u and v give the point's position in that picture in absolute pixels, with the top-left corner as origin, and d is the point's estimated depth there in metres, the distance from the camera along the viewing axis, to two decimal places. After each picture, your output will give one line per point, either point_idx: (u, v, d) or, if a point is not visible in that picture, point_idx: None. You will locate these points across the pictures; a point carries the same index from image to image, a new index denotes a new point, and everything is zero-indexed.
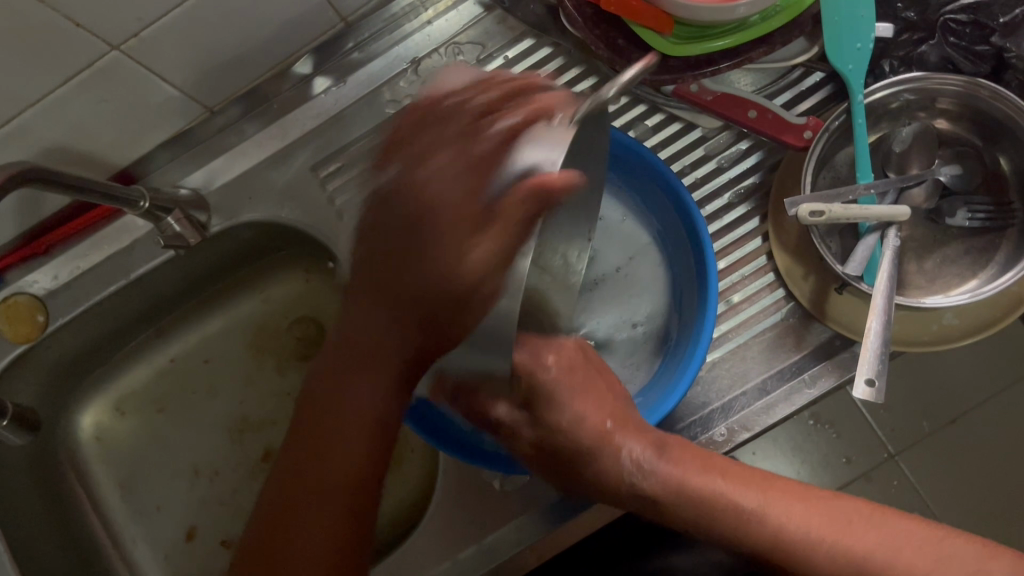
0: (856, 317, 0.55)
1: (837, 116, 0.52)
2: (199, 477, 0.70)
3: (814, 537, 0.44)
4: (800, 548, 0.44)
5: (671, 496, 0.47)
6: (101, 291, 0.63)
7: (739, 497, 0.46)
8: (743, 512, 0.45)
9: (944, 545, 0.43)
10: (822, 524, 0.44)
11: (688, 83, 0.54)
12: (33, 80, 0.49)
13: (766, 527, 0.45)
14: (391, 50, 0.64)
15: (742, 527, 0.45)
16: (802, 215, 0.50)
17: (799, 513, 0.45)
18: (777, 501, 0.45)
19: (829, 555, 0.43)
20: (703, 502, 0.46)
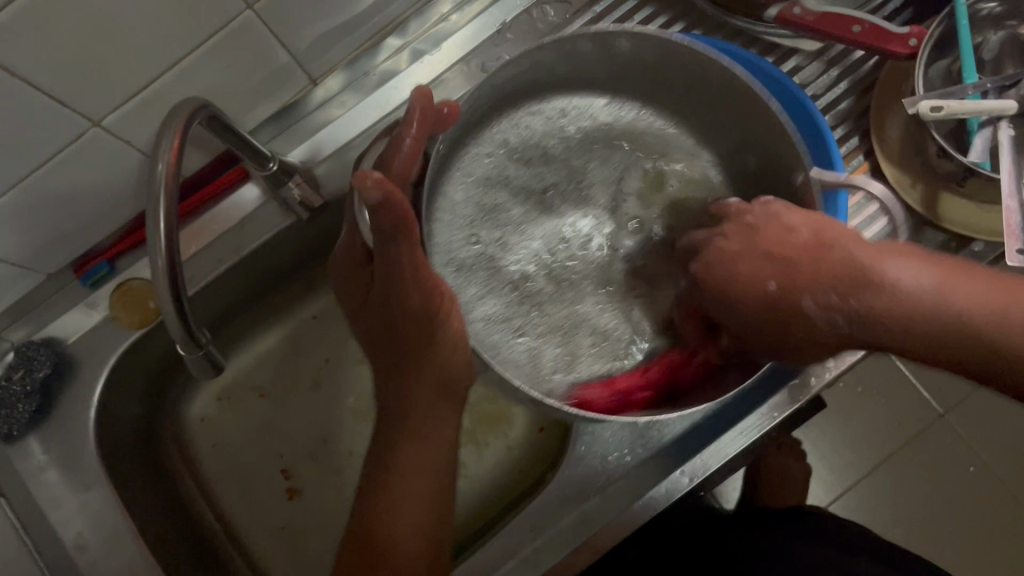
0: (969, 217, 0.57)
1: (940, 22, 0.56)
2: (308, 457, 0.71)
3: (918, 339, 0.44)
4: (919, 317, 0.43)
5: (867, 308, 0.45)
6: (215, 270, 0.63)
7: (876, 265, 0.45)
8: (849, 261, 0.46)
9: (978, 286, 0.43)
10: (953, 292, 0.43)
11: (791, 7, 0.57)
12: (177, 38, 0.50)
13: (908, 292, 0.44)
14: (481, 16, 0.66)
15: (874, 311, 0.45)
16: (922, 111, 0.53)
17: (955, 281, 0.43)
18: (928, 271, 0.44)
19: (953, 322, 0.43)
20: (835, 286, 0.46)
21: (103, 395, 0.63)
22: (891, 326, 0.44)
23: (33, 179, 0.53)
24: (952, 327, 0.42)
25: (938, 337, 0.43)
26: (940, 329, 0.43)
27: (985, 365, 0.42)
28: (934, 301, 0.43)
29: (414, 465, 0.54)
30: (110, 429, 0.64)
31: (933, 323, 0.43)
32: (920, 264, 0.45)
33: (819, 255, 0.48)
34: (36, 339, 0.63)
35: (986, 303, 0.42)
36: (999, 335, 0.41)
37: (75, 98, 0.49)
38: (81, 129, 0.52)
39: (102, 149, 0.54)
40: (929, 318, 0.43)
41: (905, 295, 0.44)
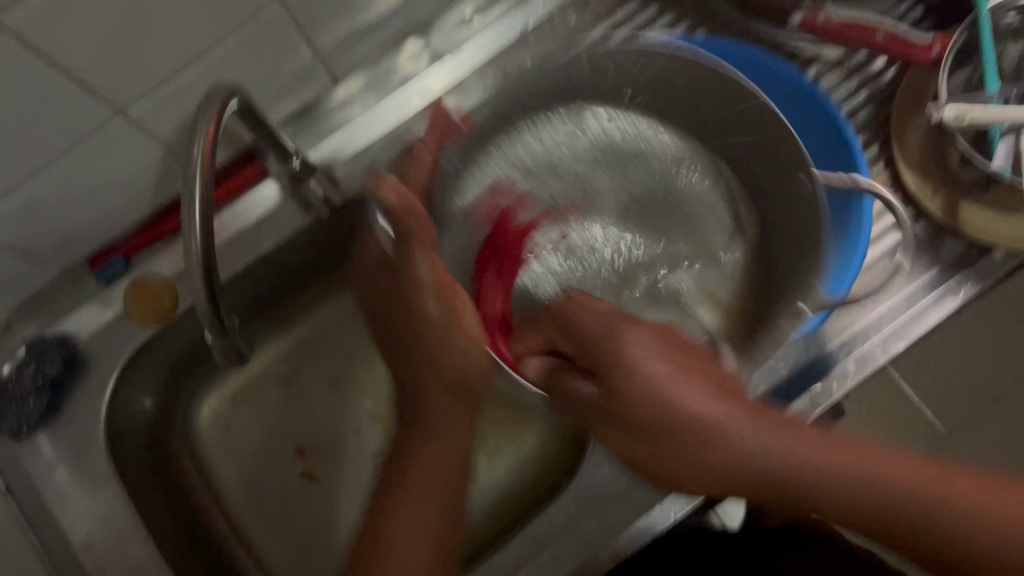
0: (991, 226, 0.57)
1: (964, 30, 0.56)
2: (319, 453, 0.71)
3: (774, 461, 0.42)
4: (817, 470, 0.42)
5: (780, 475, 0.42)
6: (232, 268, 0.63)
7: (746, 440, 0.43)
8: (689, 412, 0.43)
9: (854, 455, 0.42)
10: (819, 457, 0.42)
11: (815, 13, 0.57)
12: (206, 30, 0.50)
13: (779, 452, 0.42)
14: (502, 20, 0.66)
15: (782, 468, 0.42)
16: (946, 117, 0.53)
17: (860, 457, 0.42)
18: (791, 437, 0.43)
19: (845, 473, 0.42)
20: (722, 459, 0.43)
21: (115, 392, 0.62)
22: (781, 487, 0.42)
23: (56, 168, 0.53)
24: (836, 480, 0.42)
25: (824, 498, 0.42)
26: (855, 499, 0.41)
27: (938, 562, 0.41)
28: (782, 459, 0.42)
29: (428, 461, 0.54)
30: (120, 429, 0.63)
31: (805, 471, 0.42)
32: (808, 452, 0.42)
33: (778, 433, 0.42)
34: (49, 334, 0.62)
35: (883, 472, 0.42)
36: (866, 480, 0.41)
37: (104, 86, 0.49)
38: (106, 119, 0.51)
39: (127, 141, 0.54)
40: (830, 479, 0.42)
41: (788, 465, 0.42)
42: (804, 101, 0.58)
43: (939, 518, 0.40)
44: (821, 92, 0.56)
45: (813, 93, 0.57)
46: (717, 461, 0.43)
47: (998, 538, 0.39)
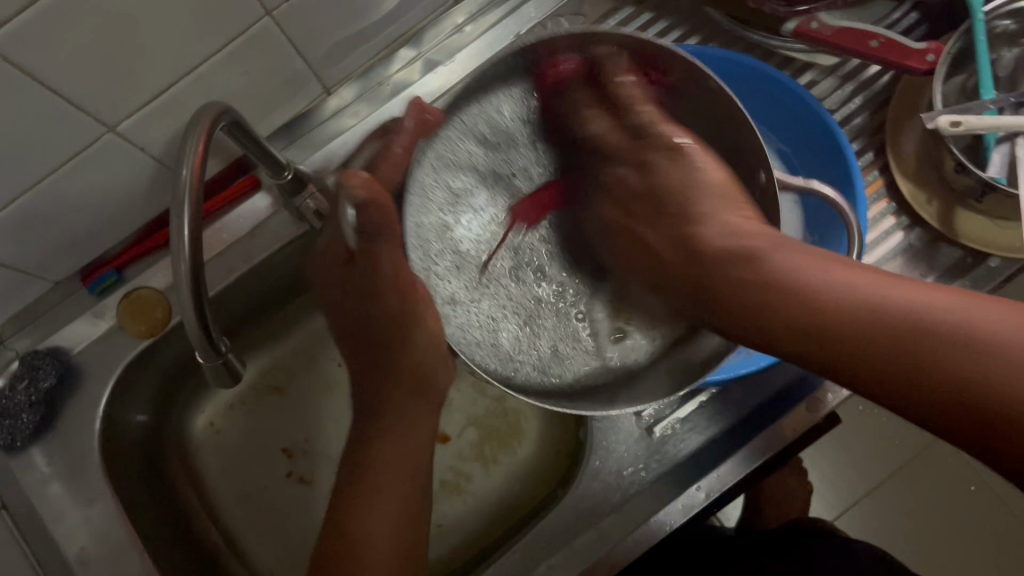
0: (984, 233, 0.57)
1: (959, 37, 0.56)
2: (308, 455, 0.72)
3: (870, 335, 0.39)
4: (871, 316, 0.39)
5: (781, 294, 0.44)
6: (226, 279, 0.62)
7: (831, 277, 0.43)
8: (827, 284, 0.42)
9: (906, 296, 0.39)
10: (907, 292, 0.39)
11: (809, 21, 0.57)
12: (195, 45, 0.50)
13: (884, 325, 0.38)
14: (495, 27, 0.66)
15: (823, 315, 0.41)
16: (942, 126, 0.53)
17: (931, 296, 0.38)
18: (923, 290, 0.39)
19: (898, 319, 0.38)
20: (812, 323, 0.42)
21: (108, 406, 0.62)
22: (851, 357, 0.39)
23: (46, 185, 0.52)
24: (903, 332, 0.38)
25: (851, 350, 0.40)
26: (858, 317, 0.40)
27: (918, 404, 0.37)
28: (851, 297, 0.41)
29: (387, 458, 0.54)
30: (114, 442, 0.63)
31: (860, 335, 0.39)
32: (886, 283, 0.41)
33: (881, 276, 0.41)
34: (41, 349, 0.61)
35: (961, 317, 0.36)
36: (926, 339, 0.37)
37: (93, 102, 0.49)
38: (96, 135, 0.51)
39: (117, 156, 0.54)
40: (880, 319, 0.39)
41: (809, 298, 0.43)
42: (798, 108, 0.58)
43: (995, 366, 0.34)
44: (813, 97, 0.56)
45: (804, 99, 0.57)
46: (783, 295, 0.44)
47: (998, 364, 0.34)
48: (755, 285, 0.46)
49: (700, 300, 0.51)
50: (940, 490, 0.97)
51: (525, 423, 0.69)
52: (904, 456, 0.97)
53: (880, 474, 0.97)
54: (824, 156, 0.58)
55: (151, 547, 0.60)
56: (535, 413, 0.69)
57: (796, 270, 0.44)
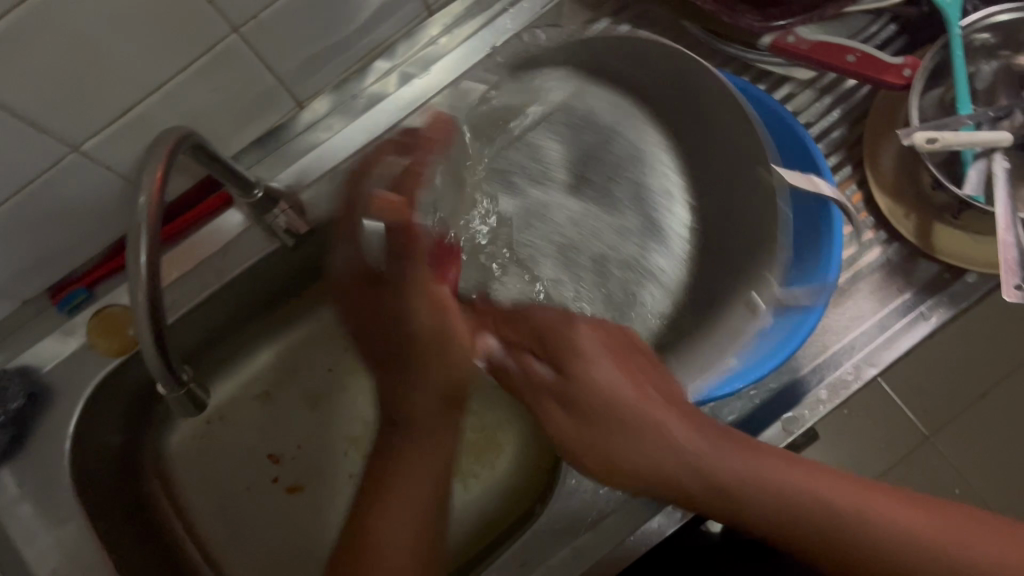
0: (962, 249, 0.57)
1: (936, 52, 0.55)
2: (294, 463, 0.71)
3: (826, 535, 0.40)
4: (823, 522, 0.40)
5: (685, 464, 0.42)
6: (198, 295, 0.61)
7: (697, 440, 0.43)
8: (783, 485, 0.41)
9: (862, 501, 0.41)
10: (849, 496, 0.41)
11: (785, 36, 0.57)
12: (160, 62, 0.49)
13: (842, 527, 0.40)
14: (470, 39, 0.65)
15: (782, 518, 0.41)
16: (918, 142, 0.52)
17: (819, 478, 0.42)
18: (862, 497, 0.41)
19: (837, 520, 0.40)
20: (755, 507, 0.41)
21: (80, 425, 0.61)
22: (791, 532, 0.41)
23: (11, 204, 0.51)
24: (861, 532, 0.40)
25: (801, 519, 0.41)
26: (820, 530, 0.40)
27: None
28: (821, 512, 0.41)
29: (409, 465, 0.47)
30: (85, 461, 0.62)
31: (820, 527, 0.40)
32: (828, 484, 0.41)
33: (813, 470, 0.42)
34: (9, 368, 0.61)
35: (921, 528, 0.40)
36: (897, 550, 0.39)
37: (55, 122, 0.48)
38: (59, 154, 0.50)
39: (84, 174, 0.53)
40: (838, 527, 0.40)
41: (742, 493, 0.41)
42: (772, 124, 0.58)
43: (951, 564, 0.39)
44: (787, 113, 0.56)
45: (779, 114, 0.56)
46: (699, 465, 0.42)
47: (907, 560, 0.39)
48: (667, 447, 0.43)
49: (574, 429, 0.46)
50: None
51: (502, 439, 0.68)
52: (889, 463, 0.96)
53: None
54: (799, 172, 0.57)
55: (123, 567, 0.59)
56: (513, 428, 0.68)
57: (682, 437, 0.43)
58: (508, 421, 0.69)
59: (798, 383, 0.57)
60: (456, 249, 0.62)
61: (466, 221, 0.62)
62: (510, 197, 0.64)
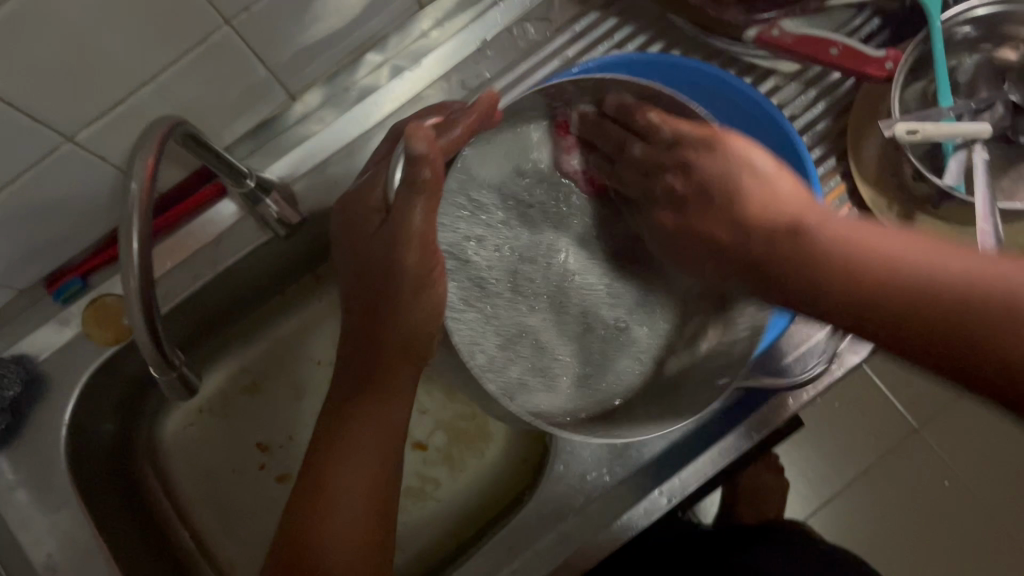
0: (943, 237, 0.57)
1: (918, 45, 0.56)
2: (283, 450, 0.72)
3: (896, 304, 0.40)
4: (917, 288, 0.40)
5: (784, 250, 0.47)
6: (191, 285, 0.62)
7: (830, 237, 0.45)
8: (936, 267, 0.40)
9: (969, 261, 0.39)
10: (960, 262, 0.39)
11: (769, 29, 0.57)
12: (153, 55, 0.50)
13: (936, 292, 0.39)
14: (461, 32, 0.66)
15: (879, 270, 0.42)
16: (899, 133, 0.53)
17: (912, 245, 0.42)
18: (978, 269, 0.39)
19: (876, 273, 0.42)
20: (884, 297, 0.41)
21: (76, 412, 0.62)
22: (919, 321, 0.39)
23: (6, 195, 0.52)
24: (937, 307, 0.38)
25: (892, 309, 0.40)
26: (906, 288, 0.40)
27: (899, 335, 0.40)
28: (883, 263, 0.42)
29: (355, 440, 0.52)
30: (80, 448, 0.63)
31: (891, 282, 0.41)
32: (943, 252, 0.41)
33: (954, 251, 0.40)
34: (6, 356, 0.61)
35: (958, 276, 0.39)
36: (953, 321, 0.38)
37: (49, 113, 0.49)
38: (54, 145, 0.51)
39: (78, 165, 0.54)
40: (913, 286, 0.40)
41: (820, 252, 0.45)
42: (757, 115, 0.58)
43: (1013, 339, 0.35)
44: (772, 105, 0.57)
45: (763, 106, 0.57)
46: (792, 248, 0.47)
47: (1008, 325, 0.36)
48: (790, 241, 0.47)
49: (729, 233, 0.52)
50: (913, 488, 0.97)
51: (492, 427, 0.69)
52: (877, 452, 0.97)
53: (853, 471, 0.97)
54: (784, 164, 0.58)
55: (117, 553, 0.60)
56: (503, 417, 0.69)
57: (806, 233, 0.47)
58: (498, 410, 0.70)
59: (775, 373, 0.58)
60: (466, 285, 0.60)
61: (480, 250, 0.61)
62: (517, 259, 0.63)
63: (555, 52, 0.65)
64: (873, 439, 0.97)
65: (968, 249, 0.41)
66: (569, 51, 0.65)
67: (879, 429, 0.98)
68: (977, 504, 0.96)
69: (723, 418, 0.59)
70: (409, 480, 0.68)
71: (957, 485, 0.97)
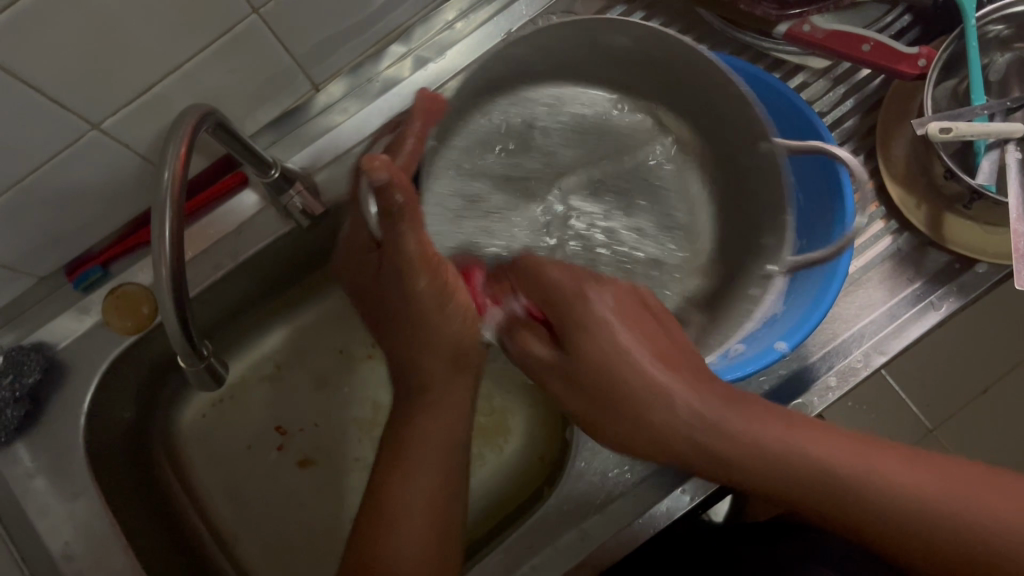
0: (973, 239, 0.57)
1: (951, 42, 0.55)
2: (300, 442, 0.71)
3: (829, 500, 0.39)
4: (852, 499, 0.38)
5: (725, 450, 0.40)
6: (211, 275, 0.62)
7: (636, 372, 0.42)
8: (850, 478, 0.39)
9: (894, 470, 0.39)
10: (888, 467, 0.39)
11: (801, 24, 0.57)
12: (180, 42, 0.49)
13: (877, 493, 0.38)
14: (486, 24, 0.65)
15: (802, 484, 0.39)
16: (931, 132, 0.53)
17: (825, 441, 0.40)
18: (894, 463, 0.39)
19: (837, 488, 0.39)
20: (830, 506, 0.39)
21: (94, 401, 0.62)
22: (840, 514, 0.39)
23: (30, 181, 0.52)
24: (867, 503, 0.38)
25: (827, 505, 0.39)
26: (843, 496, 0.38)
27: (837, 524, 0.39)
28: (839, 477, 0.39)
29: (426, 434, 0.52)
30: (98, 438, 0.62)
31: (851, 501, 0.39)
32: (897, 468, 0.39)
33: (853, 450, 0.39)
34: (26, 343, 0.61)
35: (950, 500, 0.37)
36: (887, 512, 0.38)
37: (75, 99, 0.48)
38: (79, 132, 0.51)
39: (102, 152, 0.54)
40: (842, 496, 0.39)
41: (762, 447, 0.39)
42: (785, 111, 0.58)
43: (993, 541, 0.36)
44: (800, 99, 0.56)
45: (790, 100, 0.56)
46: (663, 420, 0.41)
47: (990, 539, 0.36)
48: (663, 426, 0.41)
49: (598, 399, 0.44)
50: None
51: (512, 422, 0.69)
52: None
53: None
54: (812, 160, 0.57)
55: (134, 544, 0.59)
56: (523, 412, 0.69)
57: (729, 417, 0.40)
58: (518, 406, 0.69)
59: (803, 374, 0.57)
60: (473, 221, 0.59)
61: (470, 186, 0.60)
62: (513, 217, 0.60)
63: None
64: None
65: (892, 442, 0.40)
66: None
67: None
68: None
69: None
70: None
71: None
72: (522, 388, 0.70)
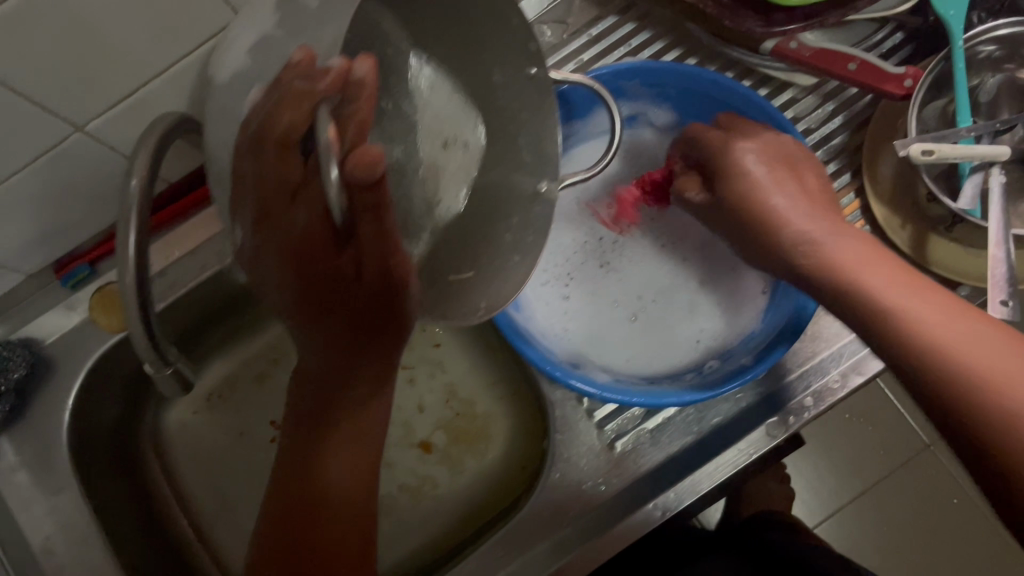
0: (956, 260, 0.56)
1: (938, 63, 0.55)
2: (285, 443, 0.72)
3: (932, 345, 0.40)
4: (939, 347, 0.40)
5: (851, 301, 0.45)
6: (196, 276, 0.62)
7: (824, 231, 0.50)
8: (949, 338, 0.40)
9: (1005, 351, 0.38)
10: (982, 342, 0.39)
11: (788, 41, 0.56)
12: (163, 47, 0.50)
13: (960, 350, 0.39)
14: None
15: (905, 333, 0.42)
16: (913, 154, 0.52)
17: (943, 310, 0.42)
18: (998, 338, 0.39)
19: (931, 339, 0.40)
20: (918, 355, 0.41)
21: (80, 398, 0.62)
22: (925, 360, 0.40)
23: (15, 181, 0.52)
24: (943, 355, 0.39)
25: (913, 352, 0.41)
26: (936, 344, 0.40)
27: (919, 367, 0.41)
28: (934, 337, 0.40)
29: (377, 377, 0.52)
30: (83, 435, 0.63)
31: (928, 356, 0.40)
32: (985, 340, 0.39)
33: (973, 324, 0.40)
34: (14, 339, 0.62)
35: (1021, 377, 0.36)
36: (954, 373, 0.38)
37: (57, 103, 0.49)
38: (63, 134, 0.51)
39: (86, 154, 0.54)
40: (935, 340, 0.40)
41: (896, 304, 0.43)
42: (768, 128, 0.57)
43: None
44: (782, 116, 0.55)
45: (773, 118, 0.56)
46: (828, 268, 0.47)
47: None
48: (822, 271, 0.47)
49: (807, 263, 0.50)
50: (921, 501, 0.96)
51: (494, 429, 0.69)
52: (888, 464, 0.96)
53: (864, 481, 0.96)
54: None
55: (115, 540, 0.60)
56: (505, 418, 0.69)
57: (866, 281, 0.45)
58: (501, 413, 0.70)
59: (777, 395, 0.58)
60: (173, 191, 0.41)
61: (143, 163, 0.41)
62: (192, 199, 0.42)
63: (571, 55, 0.64)
64: (883, 451, 0.96)
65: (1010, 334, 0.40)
66: (584, 55, 0.64)
67: (890, 442, 0.96)
68: (986, 519, 0.95)
69: (721, 435, 0.58)
70: (406, 479, 0.68)
71: (967, 501, 0.95)
72: (503, 396, 0.70)
